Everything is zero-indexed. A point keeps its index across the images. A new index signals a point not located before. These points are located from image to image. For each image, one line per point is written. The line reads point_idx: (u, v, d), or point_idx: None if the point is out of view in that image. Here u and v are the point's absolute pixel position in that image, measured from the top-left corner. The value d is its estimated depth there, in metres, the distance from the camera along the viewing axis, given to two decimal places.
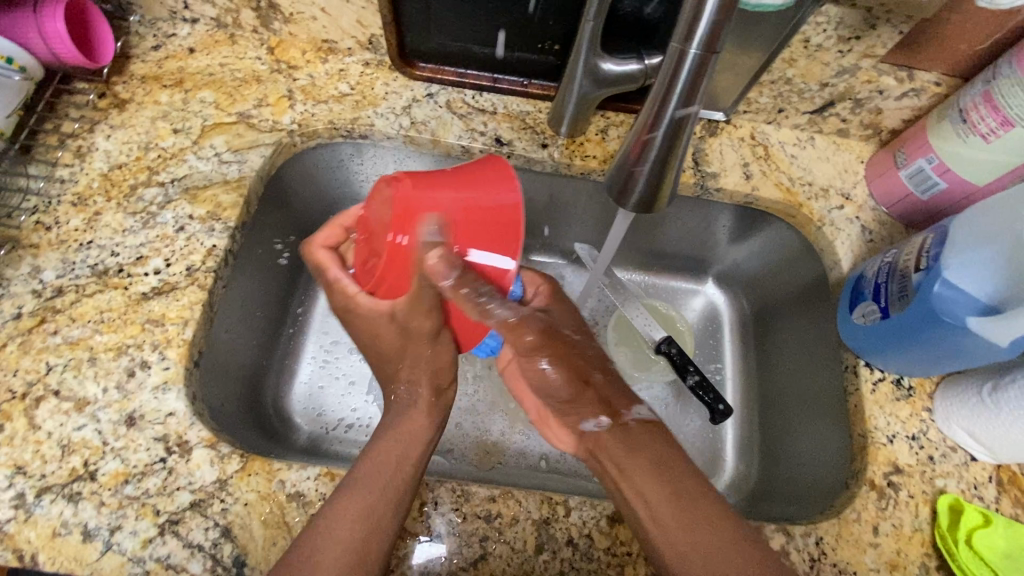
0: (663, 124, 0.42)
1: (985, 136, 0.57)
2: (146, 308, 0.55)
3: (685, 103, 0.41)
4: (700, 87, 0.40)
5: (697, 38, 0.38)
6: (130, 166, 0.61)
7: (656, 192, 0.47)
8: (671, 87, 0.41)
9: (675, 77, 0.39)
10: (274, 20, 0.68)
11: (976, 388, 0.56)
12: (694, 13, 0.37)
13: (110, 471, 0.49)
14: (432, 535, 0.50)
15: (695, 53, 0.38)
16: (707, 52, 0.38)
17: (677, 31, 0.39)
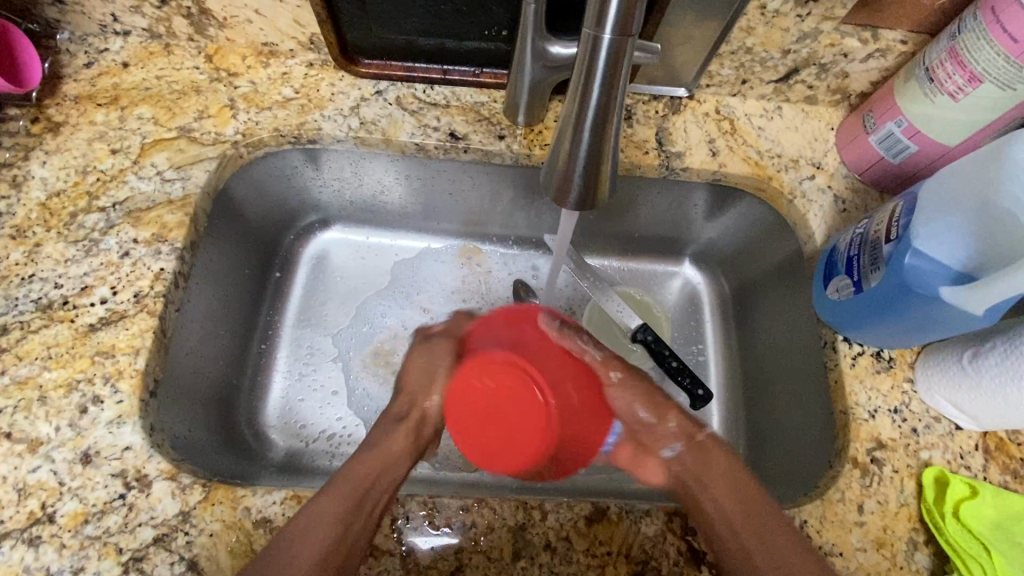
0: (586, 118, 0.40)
1: (953, 94, 0.54)
2: (95, 340, 0.53)
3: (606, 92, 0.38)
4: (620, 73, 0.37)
5: (609, 22, 0.35)
6: (68, 193, 0.59)
7: (593, 187, 0.44)
8: (591, 76, 0.38)
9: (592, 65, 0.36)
10: (208, 26, 0.65)
11: (955, 356, 0.55)
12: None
13: (69, 512, 0.48)
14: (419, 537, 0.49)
15: (609, 37, 0.35)
16: (622, 36, 0.35)
17: (589, 15, 0.36)
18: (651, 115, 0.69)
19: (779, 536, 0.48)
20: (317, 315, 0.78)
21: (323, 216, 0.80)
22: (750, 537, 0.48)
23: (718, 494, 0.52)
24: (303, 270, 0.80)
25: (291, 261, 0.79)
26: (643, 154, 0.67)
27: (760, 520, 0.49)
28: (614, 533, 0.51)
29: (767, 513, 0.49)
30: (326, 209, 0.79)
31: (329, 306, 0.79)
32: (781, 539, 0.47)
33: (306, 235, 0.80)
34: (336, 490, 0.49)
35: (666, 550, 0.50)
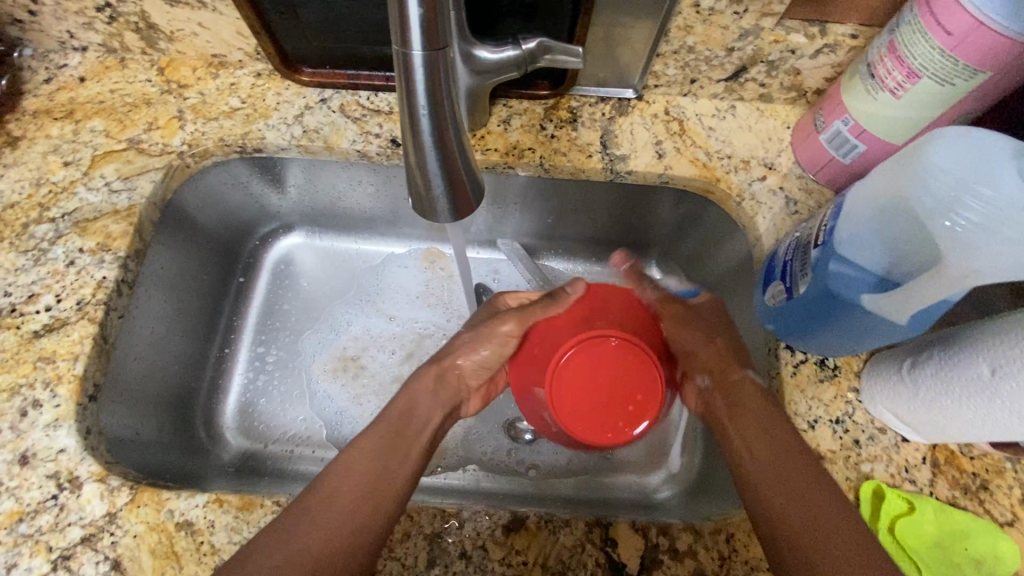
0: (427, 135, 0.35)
1: (894, 91, 0.52)
2: (38, 346, 0.55)
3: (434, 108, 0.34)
4: (441, 87, 0.33)
5: (414, 33, 0.31)
6: (22, 204, 0.62)
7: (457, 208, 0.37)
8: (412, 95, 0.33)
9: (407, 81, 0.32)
10: (158, 40, 0.67)
11: (895, 365, 0.52)
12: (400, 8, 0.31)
13: (5, 511, 0.50)
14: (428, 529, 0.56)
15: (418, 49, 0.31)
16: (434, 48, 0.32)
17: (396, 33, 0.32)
18: (597, 117, 0.68)
19: (763, 417, 0.53)
20: (280, 321, 0.80)
21: (284, 222, 0.81)
22: (756, 428, 0.53)
23: (760, 451, 0.51)
24: (265, 276, 0.82)
25: (254, 266, 0.81)
26: (587, 158, 0.66)
27: (738, 399, 0.56)
28: (531, 542, 0.50)
29: (744, 387, 0.57)
30: (286, 217, 0.80)
31: (292, 311, 0.80)
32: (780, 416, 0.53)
33: (269, 241, 0.82)
34: (363, 445, 0.53)
35: (584, 562, 0.50)
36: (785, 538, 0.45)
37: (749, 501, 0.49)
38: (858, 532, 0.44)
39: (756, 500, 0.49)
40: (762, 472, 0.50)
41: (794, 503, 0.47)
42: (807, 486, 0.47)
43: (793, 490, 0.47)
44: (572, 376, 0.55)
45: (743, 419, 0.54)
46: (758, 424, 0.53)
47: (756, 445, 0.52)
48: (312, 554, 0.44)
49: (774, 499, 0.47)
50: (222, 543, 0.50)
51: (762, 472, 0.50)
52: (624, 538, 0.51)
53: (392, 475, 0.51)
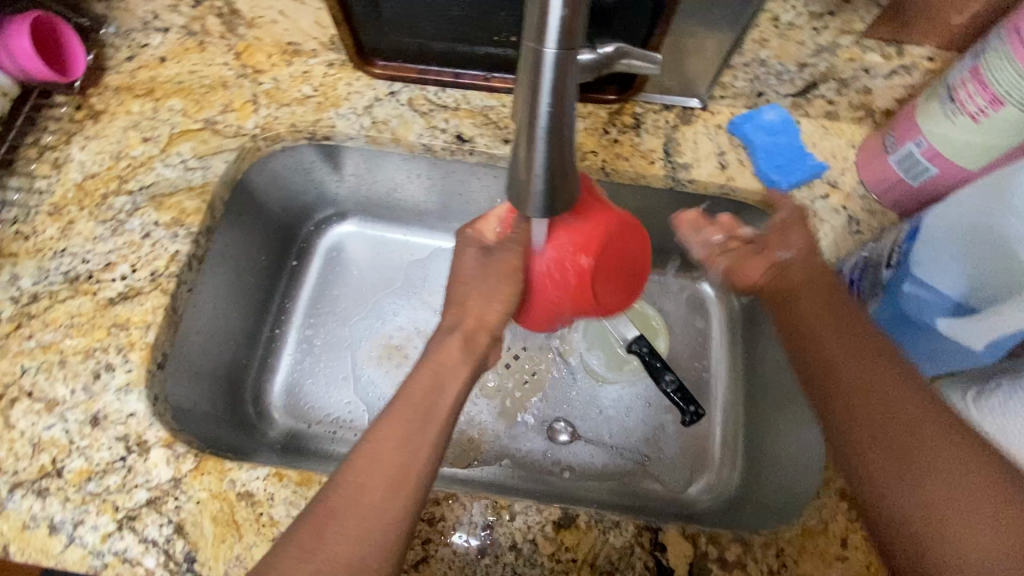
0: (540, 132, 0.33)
1: (974, 116, 0.52)
2: (113, 313, 0.58)
3: (556, 113, 0.33)
4: (567, 89, 0.32)
5: (552, 32, 0.30)
6: (102, 176, 0.64)
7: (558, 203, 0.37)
8: (535, 93, 0.32)
9: (536, 82, 0.31)
10: (238, 26, 0.69)
11: (959, 393, 0.51)
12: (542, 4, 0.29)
13: (75, 468, 0.52)
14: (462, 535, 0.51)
15: (554, 49, 0.30)
16: (569, 49, 0.30)
17: (529, 25, 0.30)
18: (660, 125, 0.69)
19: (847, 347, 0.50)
20: (328, 306, 0.81)
21: (339, 210, 0.83)
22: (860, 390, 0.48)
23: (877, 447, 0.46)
24: (316, 261, 0.83)
25: (307, 251, 0.83)
26: (649, 164, 0.67)
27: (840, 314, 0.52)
28: (581, 541, 0.51)
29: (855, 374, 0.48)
30: (343, 204, 0.82)
31: (340, 297, 0.82)
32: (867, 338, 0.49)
33: (324, 227, 0.84)
34: (388, 425, 0.45)
35: (632, 564, 0.50)
36: (914, 532, 0.43)
37: (868, 466, 0.46)
38: (987, 467, 0.42)
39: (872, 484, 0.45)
40: (871, 459, 0.46)
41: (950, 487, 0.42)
42: (960, 470, 0.43)
43: (940, 471, 0.43)
44: (539, 288, 0.51)
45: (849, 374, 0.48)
46: (877, 401, 0.47)
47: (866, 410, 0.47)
48: (341, 562, 0.39)
49: (889, 475, 0.45)
50: (280, 516, 0.51)
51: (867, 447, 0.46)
52: (673, 543, 0.51)
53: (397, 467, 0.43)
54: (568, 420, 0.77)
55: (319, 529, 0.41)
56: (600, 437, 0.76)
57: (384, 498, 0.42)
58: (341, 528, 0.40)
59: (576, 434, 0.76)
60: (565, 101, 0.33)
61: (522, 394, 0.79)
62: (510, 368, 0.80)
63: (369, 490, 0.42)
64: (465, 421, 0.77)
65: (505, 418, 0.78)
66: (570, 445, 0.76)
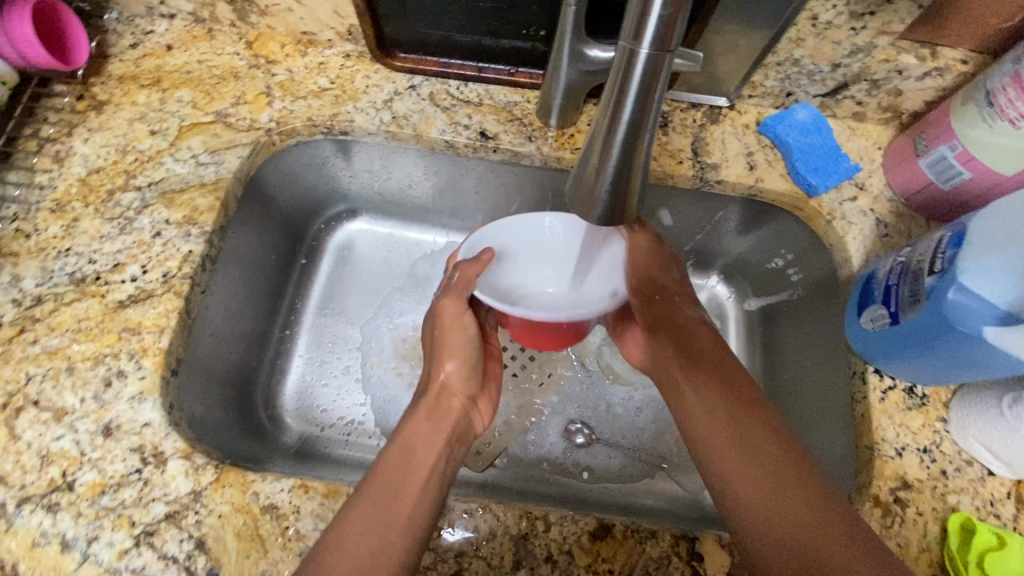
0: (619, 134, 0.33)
1: (1014, 121, 0.51)
2: (123, 316, 0.55)
3: (638, 118, 0.32)
4: (655, 95, 0.31)
5: (649, 34, 0.30)
6: (107, 170, 0.61)
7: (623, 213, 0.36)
8: (621, 99, 0.32)
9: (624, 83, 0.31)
10: (250, 13, 0.65)
11: (996, 399, 0.51)
12: (643, 5, 0.29)
13: (87, 482, 0.49)
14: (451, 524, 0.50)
15: (648, 51, 0.30)
16: (662, 51, 0.30)
17: (625, 27, 0.31)
18: (687, 124, 0.67)
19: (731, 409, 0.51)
20: (338, 306, 0.78)
21: (350, 206, 0.80)
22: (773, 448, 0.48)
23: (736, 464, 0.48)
24: (327, 259, 0.80)
25: (317, 249, 0.80)
26: (677, 164, 0.65)
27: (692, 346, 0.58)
28: (617, 551, 0.50)
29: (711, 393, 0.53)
30: (354, 199, 0.79)
31: (351, 297, 0.78)
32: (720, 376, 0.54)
33: (334, 224, 0.80)
34: (369, 497, 0.47)
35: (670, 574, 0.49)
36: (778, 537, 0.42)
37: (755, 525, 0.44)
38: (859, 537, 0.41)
39: (765, 553, 0.43)
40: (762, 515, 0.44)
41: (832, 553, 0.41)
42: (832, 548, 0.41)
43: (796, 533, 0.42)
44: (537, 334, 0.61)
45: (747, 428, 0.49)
46: (753, 452, 0.47)
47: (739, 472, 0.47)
48: None
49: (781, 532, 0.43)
50: (306, 530, 0.49)
51: (752, 496, 0.45)
52: (711, 553, 0.50)
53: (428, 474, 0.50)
54: (586, 422, 0.76)
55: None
56: (616, 439, 0.75)
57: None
58: None
59: (594, 437, 0.75)
60: (650, 109, 0.32)
61: (539, 396, 0.77)
62: (526, 371, 0.78)
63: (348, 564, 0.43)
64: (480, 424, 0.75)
65: (522, 421, 0.76)
66: (589, 448, 0.74)
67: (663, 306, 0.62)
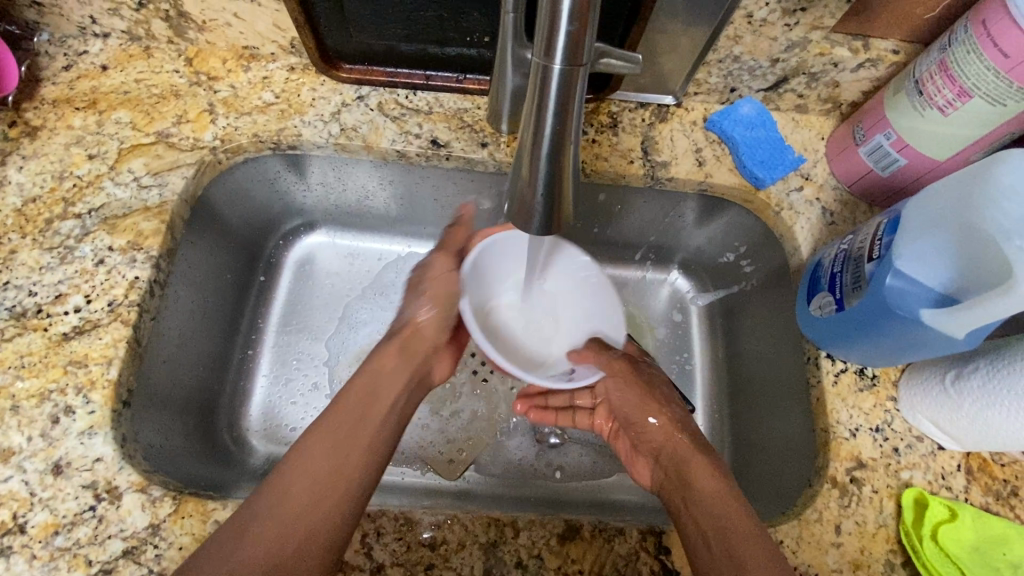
0: (542, 148, 0.34)
1: (942, 108, 0.53)
2: (68, 349, 0.53)
3: (559, 130, 0.33)
4: (573, 107, 0.32)
5: (560, 48, 0.30)
6: (44, 199, 0.59)
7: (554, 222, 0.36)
8: (542, 111, 0.33)
9: (541, 99, 0.32)
10: (187, 30, 0.64)
11: (938, 374, 0.54)
12: (551, 21, 0.30)
13: (39, 523, 0.48)
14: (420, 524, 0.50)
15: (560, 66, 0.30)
16: (574, 64, 0.31)
17: (538, 40, 0.31)
18: (637, 123, 0.68)
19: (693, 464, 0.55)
20: (300, 321, 0.77)
21: (307, 220, 0.78)
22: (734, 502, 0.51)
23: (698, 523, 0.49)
24: (287, 275, 0.78)
25: (275, 266, 0.78)
26: (629, 163, 0.66)
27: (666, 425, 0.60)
28: (586, 551, 0.50)
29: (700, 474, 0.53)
30: (310, 213, 0.78)
31: (314, 312, 0.77)
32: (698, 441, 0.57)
33: (291, 239, 0.79)
34: (305, 450, 0.50)
35: (638, 570, 0.50)
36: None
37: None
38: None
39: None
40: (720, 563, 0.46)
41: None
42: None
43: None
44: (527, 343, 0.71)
45: (702, 484, 0.52)
46: (714, 506, 0.49)
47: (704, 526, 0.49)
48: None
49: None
50: None
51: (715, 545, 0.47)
52: (677, 545, 0.51)
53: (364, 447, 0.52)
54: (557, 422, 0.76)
55: (225, 535, 0.44)
56: (586, 437, 0.76)
57: (278, 543, 0.44)
58: (243, 548, 0.43)
59: (565, 437, 0.75)
60: (570, 119, 0.33)
61: (508, 399, 0.77)
62: (495, 374, 0.79)
63: (284, 522, 0.45)
64: (452, 432, 0.75)
65: (493, 426, 0.76)
66: (560, 448, 0.75)
67: (630, 390, 0.62)
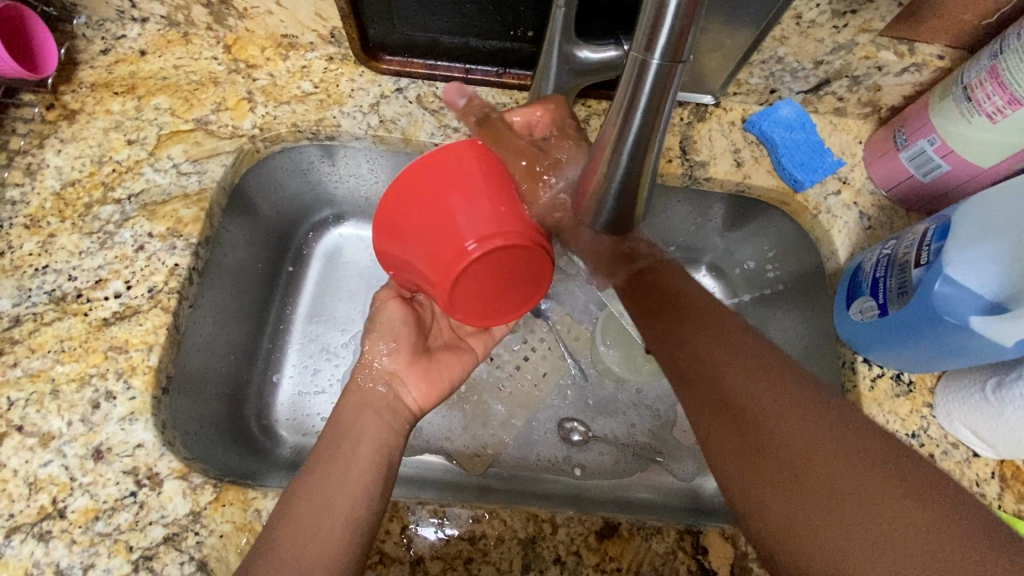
0: (627, 144, 0.35)
1: (991, 115, 0.53)
2: (109, 335, 0.53)
3: (647, 130, 0.34)
4: (664, 109, 0.33)
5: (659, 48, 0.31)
6: (84, 183, 0.58)
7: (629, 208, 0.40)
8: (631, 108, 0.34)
9: (633, 99, 0.33)
10: (228, 16, 0.63)
11: (978, 383, 0.53)
12: (654, 19, 0.30)
13: (80, 508, 0.47)
14: (455, 519, 0.50)
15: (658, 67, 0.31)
16: (672, 64, 0.31)
17: (639, 35, 0.31)
18: (675, 122, 0.68)
19: (796, 414, 0.42)
20: (329, 312, 0.76)
21: (337, 211, 0.78)
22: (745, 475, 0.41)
23: (739, 439, 0.43)
24: (315, 265, 0.78)
25: (304, 255, 0.78)
26: (667, 162, 0.66)
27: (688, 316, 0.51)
28: (625, 549, 0.50)
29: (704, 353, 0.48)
30: (340, 204, 0.77)
31: (343, 302, 0.77)
32: (741, 361, 0.46)
33: (320, 230, 0.78)
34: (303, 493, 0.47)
35: (676, 569, 0.50)
36: (785, 526, 0.38)
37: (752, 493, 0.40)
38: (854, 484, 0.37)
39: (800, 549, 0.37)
40: (781, 516, 0.38)
41: (836, 528, 0.36)
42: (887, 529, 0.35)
43: (789, 510, 0.38)
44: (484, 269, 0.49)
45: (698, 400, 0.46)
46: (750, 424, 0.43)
47: (804, 520, 0.37)
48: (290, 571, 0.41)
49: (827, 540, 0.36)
50: None
51: (753, 461, 0.41)
52: (715, 546, 0.51)
53: (341, 521, 0.45)
54: (582, 419, 0.76)
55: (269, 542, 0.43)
56: (611, 436, 0.76)
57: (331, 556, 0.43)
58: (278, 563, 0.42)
59: (589, 435, 0.75)
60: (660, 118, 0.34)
61: (534, 393, 0.77)
62: (521, 370, 0.78)
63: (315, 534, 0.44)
64: (477, 428, 0.75)
65: (520, 423, 0.76)
66: (586, 445, 0.75)
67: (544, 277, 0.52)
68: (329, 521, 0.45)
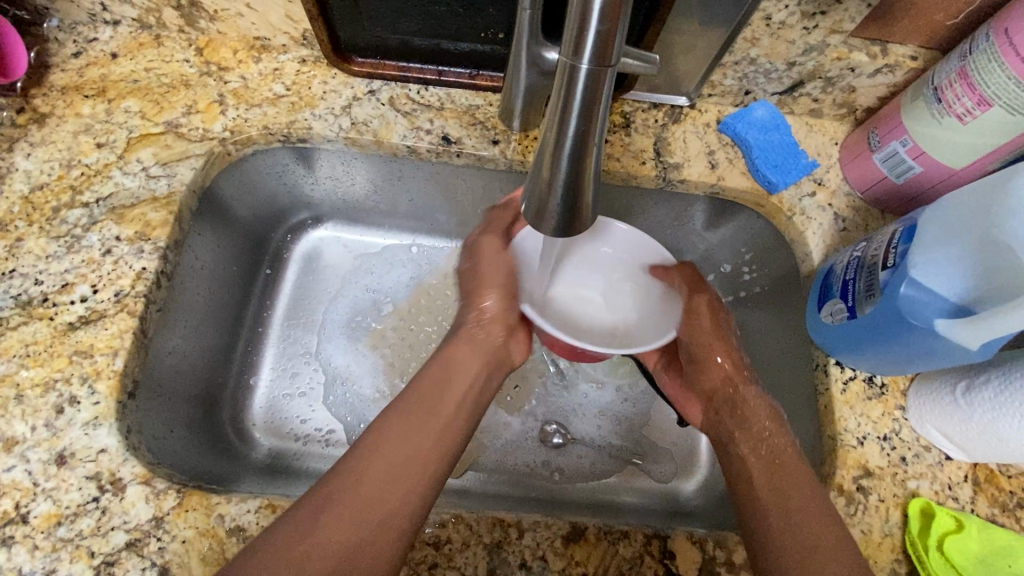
0: (565, 149, 0.34)
1: (961, 116, 0.52)
2: (74, 339, 0.53)
3: (585, 131, 0.33)
4: (599, 108, 0.32)
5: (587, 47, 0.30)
6: (51, 187, 0.58)
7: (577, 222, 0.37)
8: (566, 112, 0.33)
9: (566, 100, 0.32)
10: (199, 19, 0.63)
11: (949, 387, 0.53)
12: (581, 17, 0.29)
13: (43, 513, 0.47)
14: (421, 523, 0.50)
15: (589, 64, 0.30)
16: (602, 65, 0.31)
17: (567, 38, 0.31)
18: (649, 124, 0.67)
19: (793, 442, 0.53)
20: (306, 314, 0.76)
21: (315, 214, 0.78)
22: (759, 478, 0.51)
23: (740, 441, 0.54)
24: (293, 268, 0.78)
25: (281, 257, 0.78)
26: (641, 165, 0.66)
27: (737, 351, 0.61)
28: (592, 554, 0.50)
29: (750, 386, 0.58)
30: (318, 207, 0.77)
31: (321, 305, 0.77)
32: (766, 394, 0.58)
33: (298, 232, 0.78)
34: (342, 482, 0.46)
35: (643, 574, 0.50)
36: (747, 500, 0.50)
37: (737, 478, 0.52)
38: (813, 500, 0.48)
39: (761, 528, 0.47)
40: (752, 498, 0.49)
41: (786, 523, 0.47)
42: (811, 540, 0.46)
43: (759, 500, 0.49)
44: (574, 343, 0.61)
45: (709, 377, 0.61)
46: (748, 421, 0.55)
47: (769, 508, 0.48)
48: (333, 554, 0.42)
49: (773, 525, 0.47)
50: None
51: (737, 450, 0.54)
52: (682, 550, 0.51)
53: (391, 506, 0.45)
54: (561, 421, 0.76)
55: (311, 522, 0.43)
56: (590, 438, 0.75)
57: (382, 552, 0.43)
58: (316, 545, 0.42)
59: (568, 437, 0.75)
60: (596, 120, 0.33)
61: (512, 396, 0.77)
62: None
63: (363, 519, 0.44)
64: None
65: (497, 425, 0.76)
66: (564, 448, 0.75)
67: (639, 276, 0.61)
68: (383, 509, 0.45)
